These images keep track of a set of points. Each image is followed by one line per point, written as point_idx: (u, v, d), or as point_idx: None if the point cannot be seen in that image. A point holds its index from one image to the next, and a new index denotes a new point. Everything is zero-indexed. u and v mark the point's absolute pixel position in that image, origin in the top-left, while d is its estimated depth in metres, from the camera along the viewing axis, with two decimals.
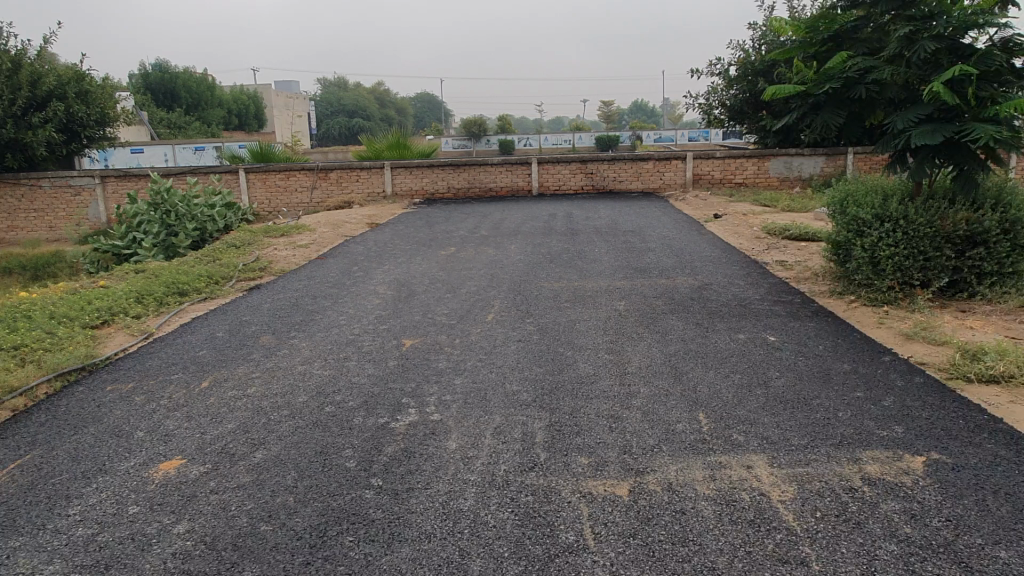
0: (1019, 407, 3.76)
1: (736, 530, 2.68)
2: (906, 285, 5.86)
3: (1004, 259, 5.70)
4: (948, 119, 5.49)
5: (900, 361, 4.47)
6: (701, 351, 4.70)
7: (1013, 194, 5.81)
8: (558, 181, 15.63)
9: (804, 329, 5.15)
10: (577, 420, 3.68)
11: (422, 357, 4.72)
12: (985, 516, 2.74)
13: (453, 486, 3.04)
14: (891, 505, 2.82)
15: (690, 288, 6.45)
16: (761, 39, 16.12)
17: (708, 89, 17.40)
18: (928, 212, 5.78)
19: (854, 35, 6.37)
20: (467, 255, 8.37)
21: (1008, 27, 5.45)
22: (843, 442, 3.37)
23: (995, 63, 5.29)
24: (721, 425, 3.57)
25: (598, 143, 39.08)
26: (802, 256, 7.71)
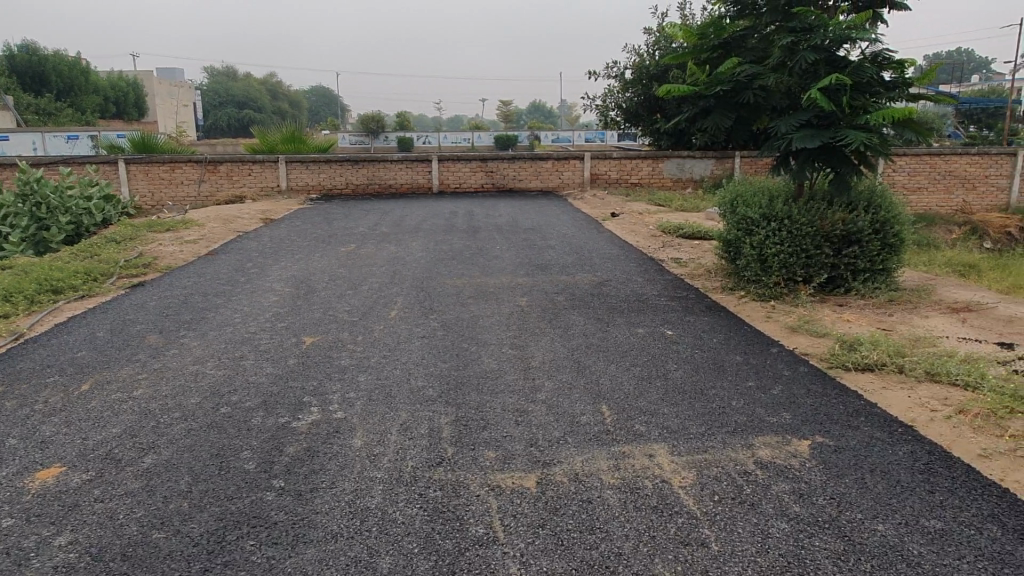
0: (891, 392, 4.07)
1: (641, 515, 2.76)
2: (790, 281, 6.21)
3: (875, 257, 6.17)
4: (825, 125, 5.87)
5: (786, 352, 4.74)
6: (603, 345, 4.81)
7: (882, 197, 6.30)
8: (458, 179, 15.58)
9: (699, 323, 5.37)
10: (483, 415, 3.68)
11: (324, 354, 4.59)
12: (865, 493, 2.94)
13: (359, 484, 2.97)
14: (781, 486, 2.98)
15: (591, 284, 6.59)
16: (655, 45, 16.74)
17: (605, 92, 17.89)
18: (809, 212, 6.16)
19: (741, 44, 6.69)
20: (367, 252, 8.21)
21: (878, 41, 5.87)
22: (737, 429, 3.53)
23: (866, 75, 5.69)
24: (624, 416, 3.67)
25: (498, 142, 39.30)
26: (694, 254, 8.04)
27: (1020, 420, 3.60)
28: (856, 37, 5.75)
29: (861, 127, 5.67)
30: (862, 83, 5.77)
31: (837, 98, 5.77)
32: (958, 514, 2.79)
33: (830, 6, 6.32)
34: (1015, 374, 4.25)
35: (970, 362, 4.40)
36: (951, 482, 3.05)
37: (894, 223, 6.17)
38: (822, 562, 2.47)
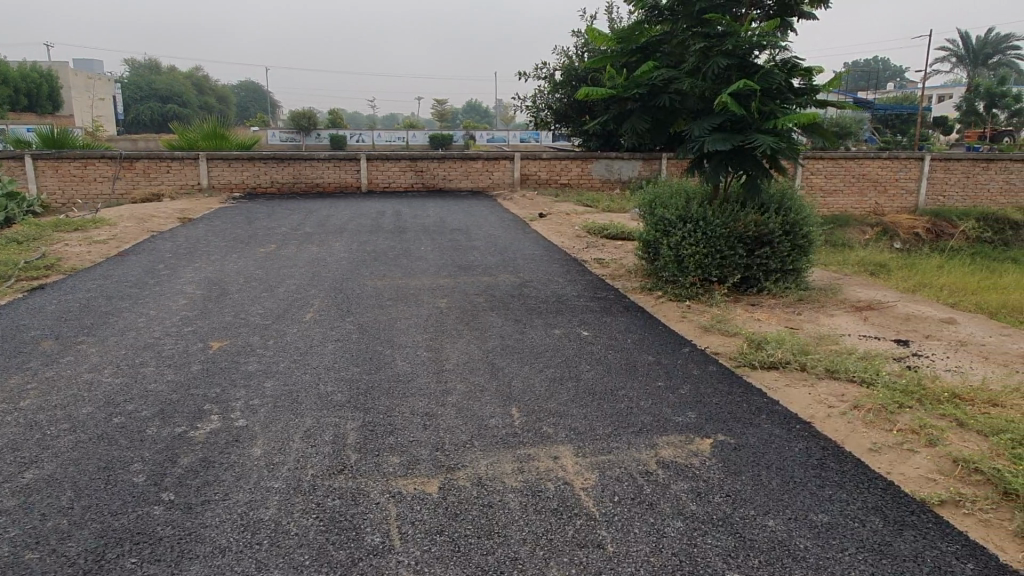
0: (792, 389, 4.21)
1: (539, 519, 2.76)
2: (706, 281, 6.35)
3: (785, 258, 6.38)
4: (738, 129, 6.03)
5: (697, 351, 4.85)
6: (518, 347, 4.82)
7: (792, 199, 6.51)
8: (387, 178, 15.39)
9: (615, 323, 5.44)
10: (390, 419, 3.63)
11: (231, 359, 4.46)
12: (759, 489, 3.02)
13: (255, 495, 2.88)
14: (680, 485, 3.03)
15: (512, 285, 6.61)
16: (584, 47, 16.94)
17: (535, 92, 17.99)
18: (724, 214, 6.31)
19: (659, 48, 6.82)
20: (288, 252, 8.03)
21: (787, 49, 6.08)
22: (642, 429, 3.58)
23: (775, 81, 5.88)
24: (533, 418, 3.68)
25: (433, 142, 39.05)
26: (616, 255, 8.15)
27: (909, 415, 3.77)
28: (766, 45, 5.93)
29: (770, 131, 5.86)
30: (772, 89, 5.96)
31: (748, 103, 5.94)
32: (845, 508, 2.90)
33: (742, 13, 6.51)
34: (908, 369, 4.45)
35: (867, 359, 4.59)
36: (841, 476, 3.17)
37: (803, 224, 6.38)
38: (713, 559, 2.52)
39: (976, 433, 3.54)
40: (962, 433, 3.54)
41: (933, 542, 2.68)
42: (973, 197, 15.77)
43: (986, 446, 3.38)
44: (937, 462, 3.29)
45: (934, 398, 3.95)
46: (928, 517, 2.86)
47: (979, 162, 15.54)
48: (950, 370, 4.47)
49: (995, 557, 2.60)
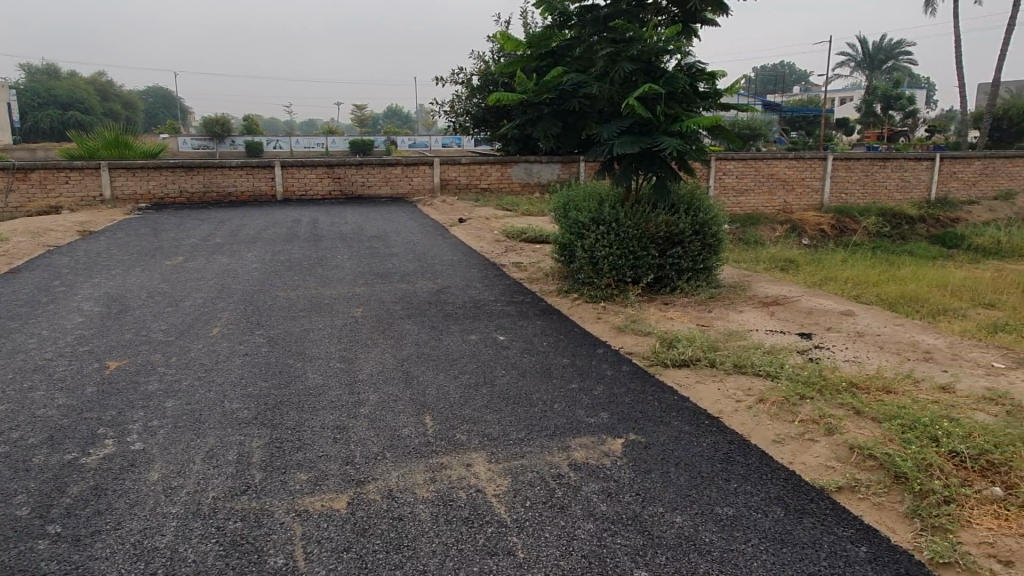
0: (702, 385, 4.32)
1: (449, 529, 2.73)
2: (620, 282, 6.44)
3: (696, 257, 6.55)
4: (645, 132, 6.16)
5: (611, 352, 4.91)
6: (433, 354, 4.77)
7: (701, 199, 6.70)
8: (304, 185, 15.03)
9: (532, 327, 5.46)
10: (299, 435, 3.51)
11: (130, 379, 4.24)
12: (668, 486, 3.07)
13: (150, 523, 2.74)
14: (591, 486, 3.06)
15: (430, 291, 6.55)
16: (500, 52, 17.07)
17: (453, 97, 17.99)
18: (635, 215, 6.42)
19: (569, 53, 6.90)
20: (195, 264, 7.73)
21: (691, 53, 6.26)
22: (555, 432, 3.60)
23: (679, 85, 6.04)
24: (445, 426, 3.64)
25: (352, 148, 38.45)
26: (535, 258, 8.19)
27: (810, 405, 3.92)
28: (670, 50, 6.10)
29: (676, 134, 6.02)
30: (676, 93, 6.12)
31: (654, 106, 6.08)
32: (749, 500, 2.99)
33: (647, 19, 6.66)
34: (810, 361, 4.63)
35: (772, 353, 4.75)
36: (746, 468, 3.27)
37: (712, 223, 6.57)
38: (622, 559, 2.54)
39: (870, 419, 3.71)
40: (858, 420, 3.71)
41: (830, 528, 2.79)
42: (872, 194, 16.60)
43: (880, 432, 3.55)
44: (835, 450, 3.43)
45: (834, 388, 4.11)
46: (827, 504, 2.97)
47: (876, 162, 16.40)
48: (848, 360, 4.67)
49: (886, 539, 2.73)
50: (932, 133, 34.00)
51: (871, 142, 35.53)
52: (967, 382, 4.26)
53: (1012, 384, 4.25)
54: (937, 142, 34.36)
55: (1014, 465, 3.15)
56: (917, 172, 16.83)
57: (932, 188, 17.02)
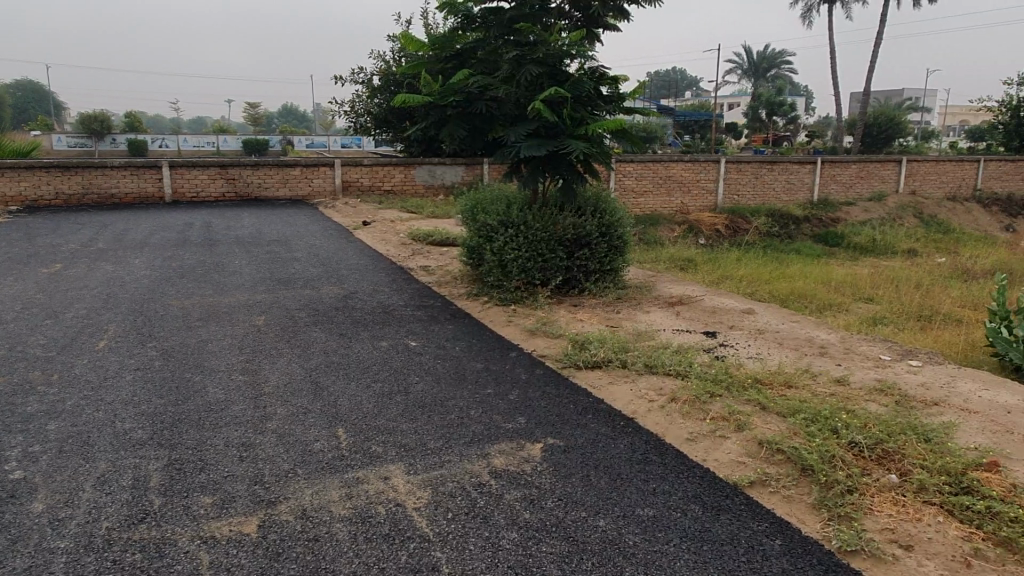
0: (615, 386, 4.37)
1: (369, 547, 2.62)
2: (530, 284, 6.44)
3: (603, 258, 6.65)
4: (552, 135, 6.19)
5: (524, 355, 4.90)
6: (342, 362, 4.61)
7: (607, 202, 6.80)
8: (195, 187, 14.29)
9: (443, 332, 5.38)
10: (201, 454, 3.30)
11: (4, 401, 3.85)
12: (589, 490, 3.07)
13: (34, 561, 2.48)
14: (513, 494, 3.02)
15: (336, 297, 6.34)
16: (401, 52, 16.85)
17: (353, 96, 17.60)
18: (543, 218, 6.44)
19: (474, 55, 6.86)
20: (76, 272, 7.18)
21: (594, 58, 6.36)
22: (473, 439, 3.53)
23: (584, 89, 6.12)
24: (359, 439, 3.50)
25: (246, 148, 36.94)
26: (443, 261, 8.10)
27: (719, 403, 4.03)
28: (574, 54, 6.16)
29: (582, 137, 6.09)
30: (581, 97, 6.19)
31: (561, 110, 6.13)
32: (668, 499, 3.03)
33: (551, 23, 6.71)
34: (716, 359, 4.79)
35: (680, 352, 4.88)
36: (662, 468, 3.32)
37: (618, 225, 6.69)
38: (548, 568, 2.51)
39: (775, 414, 3.86)
40: (764, 416, 3.85)
41: (746, 523, 2.86)
42: (761, 196, 17.45)
43: (785, 427, 3.69)
44: (746, 445, 3.54)
45: (740, 385, 4.26)
46: (741, 499, 3.06)
47: (764, 165, 17.26)
48: (751, 357, 4.86)
49: (798, 531, 2.83)
50: (812, 138, 36.21)
51: (757, 146, 37.41)
52: (859, 375, 4.51)
53: (898, 375, 4.54)
54: (816, 146, 36.61)
55: (906, 452, 3.35)
56: (800, 174, 17.83)
57: (815, 190, 18.08)
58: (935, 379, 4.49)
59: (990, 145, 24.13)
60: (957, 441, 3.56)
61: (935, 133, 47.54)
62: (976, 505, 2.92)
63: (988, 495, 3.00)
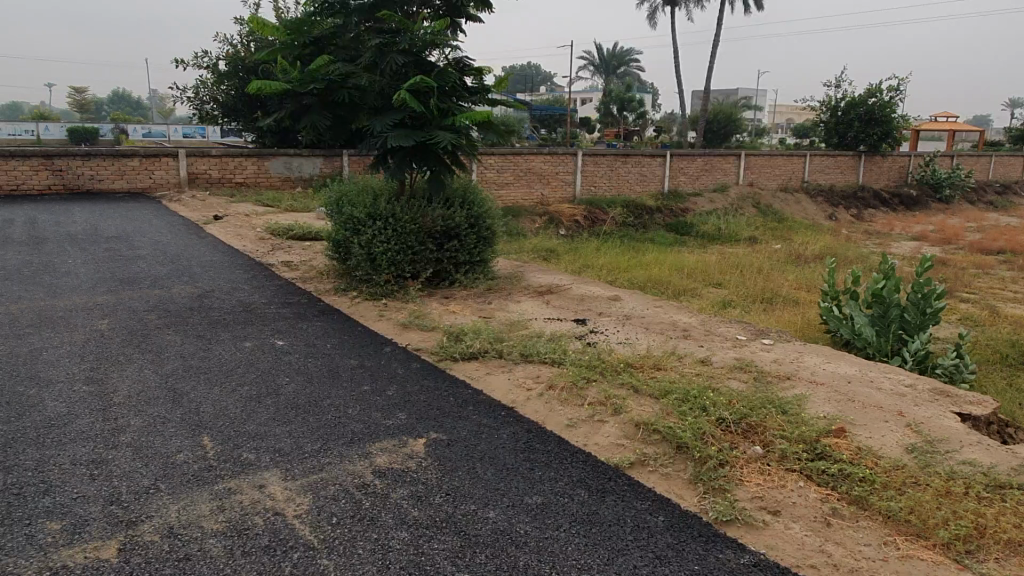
0: (493, 376, 4.37)
1: (250, 561, 2.44)
2: (399, 278, 6.30)
3: (472, 249, 6.63)
4: (418, 126, 6.09)
5: (399, 350, 4.78)
6: (202, 366, 4.29)
7: (474, 193, 6.78)
8: (14, 178, 12.83)
9: (312, 329, 5.15)
10: (43, 477, 2.94)
11: None
12: (476, 483, 3.04)
13: None
14: (399, 492, 2.93)
15: (190, 296, 5.90)
16: (250, 37, 15.98)
17: (196, 82, 16.48)
18: (411, 210, 6.31)
19: (333, 41, 6.59)
20: None
21: (457, 48, 6.28)
22: (353, 439, 3.40)
23: (449, 79, 6.04)
24: (228, 447, 3.27)
25: (71, 137, 33.60)
26: (305, 256, 7.76)
27: (595, 387, 4.14)
28: (437, 43, 6.07)
29: (449, 128, 6.02)
30: (446, 87, 6.13)
31: (426, 100, 6.01)
32: (554, 485, 3.06)
33: (414, 11, 6.58)
34: (589, 346, 4.90)
35: (554, 340, 4.96)
36: (546, 455, 3.35)
37: (486, 217, 6.69)
38: (442, 565, 2.45)
39: (648, 396, 4.01)
40: (638, 398, 3.98)
41: (630, 503, 2.95)
42: (617, 187, 18.14)
43: (658, 407, 3.84)
44: (623, 427, 3.65)
45: (613, 369, 4.39)
46: (623, 480, 3.15)
47: (619, 158, 17.96)
48: (621, 342, 5.02)
49: (678, 506, 2.95)
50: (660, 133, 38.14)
51: (609, 140, 38.86)
52: (720, 354, 4.79)
53: (754, 353, 4.86)
54: (663, 140, 38.58)
55: (767, 424, 3.59)
56: (651, 167, 18.72)
57: (665, 182, 19.05)
58: (786, 355, 4.85)
59: (813, 141, 26.50)
60: (809, 411, 3.86)
61: (767, 129, 51.62)
62: (830, 469, 3.18)
63: (839, 458, 3.28)
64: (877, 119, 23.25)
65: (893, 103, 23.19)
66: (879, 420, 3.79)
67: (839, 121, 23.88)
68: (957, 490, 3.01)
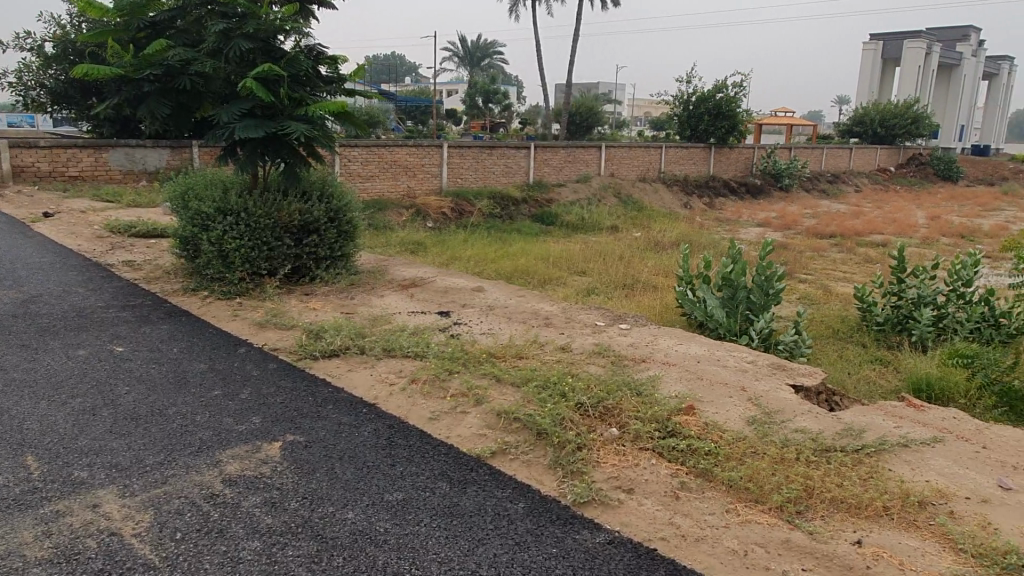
0: (354, 373, 4.26)
1: None
2: (255, 276, 6.01)
3: (333, 244, 6.44)
4: (269, 116, 5.83)
5: (253, 350, 4.56)
6: (27, 379, 3.90)
7: (333, 185, 6.57)
8: None
9: (156, 333, 4.81)
10: None
11: None
12: (334, 483, 2.96)
13: None
14: (251, 500, 2.79)
15: (14, 302, 5.35)
16: (80, 17, 14.67)
17: (19, 66, 14.95)
18: (265, 204, 6.03)
19: (171, 25, 6.16)
20: None
21: (309, 35, 6.06)
22: (201, 447, 3.21)
23: (300, 68, 5.81)
24: (56, 466, 2.99)
25: None
26: (151, 254, 7.25)
27: (457, 379, 4.14)
28: (287, 30, 5.83)
29: (303, 118, 5.80)
30: (299, 76, 5.90)
31: (277, 89, 5.75)
32: (415, 480, 3.03)
33: None
34: (452, 338, 4.89)
35: (417, 333, 4.91)
36: (408, 450, 3.31)
37: (346, 210, 6.50)
38: (296, 572, 2.36)
39: (510, 384, 4.07)
40: (500, 388, 4.02)
41: (491, 492, 2.97)
42: (482, 179, 18.23)
43: (519, 395, 3.89)
44: (485, 418, 3.67)
45: (475, 360, 4.41)
46: (485, 470, 3.17)
47: (484, 149, 18.05)
48: (484, 333, 5.05)
49: (538, 492, 3.01)
50: (525, 125, 38.76)
51: (475, 132, 38.98)
52: (579, 341, 4.93)
53: (612, 338, 5.04)
54: (528, 133, 39.21)
55: (623, 406, 3.74)
56: (515, 159, 18.97)
57: (529, 173, 19.35)
58: (640, 338, 5.07)
59: (668, 134, 27.82)
60: (662, 390, 4.05)
61: (626, 123, 53.69)
62: (679, 445, 3.35)
63: (688, 434, 3.46)
64: (723, 114, 24.77)
65: (737, 98, 24.80)
66: (724, 395, 4.04)
67: (690, 115, 25.23)
68: (790, 456, 3.26)
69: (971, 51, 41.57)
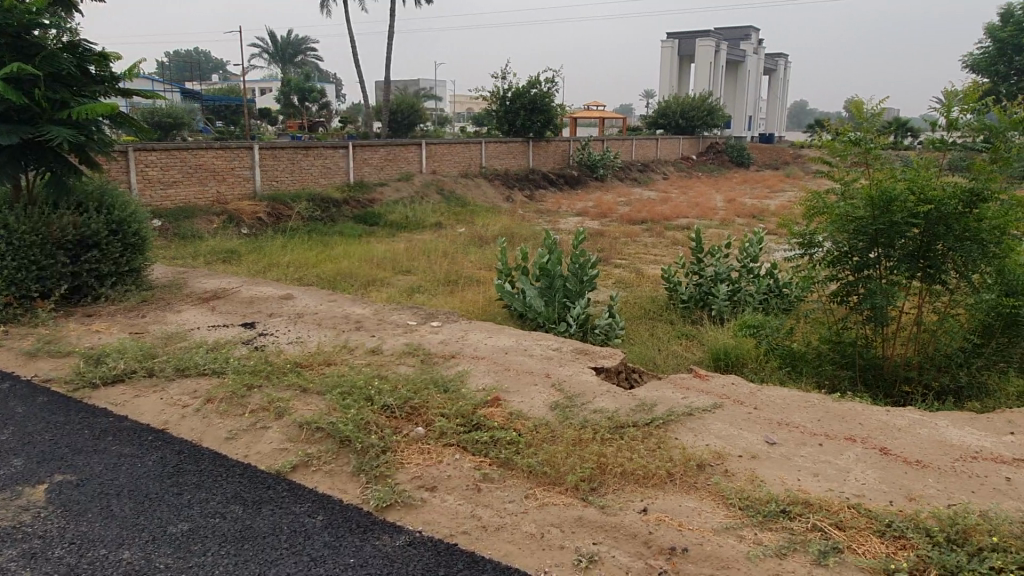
0: (141, 399, 3.93)
1: None
2: (24, 299, 5.37)
3: (119, 259, 5.91)
4: (26, 120, 5.25)
5: (20, 385, 4.07)
6: None
7: (114, 195, 6.04)
8: None
9: None
10: None
11: None
12: (109, 522, 2.71)
13: None
14: (5, 554, 2.49)
15: None
16: None
17: None
18: (31, 219, 5.43)
19: None
20: None
21: (73, 30, 5.52)
22: None
23: (62, 66, 5.28)
24: None
25: None
26: None
27: (258, 393, 3.93)
28: (43, 24, 5.27)
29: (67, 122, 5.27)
30: (61, 75, 5.35)
31: (32, 89, 5.18)
32: (204, 507, 2.85)
33: None
34: (255, 350, 4.66)
35: (216, 349, 4.63)
36: (198, 476, 3.11)
37: (131, 222, 6.00)
38: None
39: (315, 394, 3.93)
40: (304, 398, 3.88)
41: (288, 509, 2.85)
42: (299, 181, 17.56)
43: (323, 403, 3.78)
44: (286, 431, 3.52)
45: (279, 371, 4.23)
46: (283, 487, 3.05)
47: (299, 150, 17.40)
48: (290, 342, 4.86)
49: (339, 502, 2.94)
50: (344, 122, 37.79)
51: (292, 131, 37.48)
52: (390, 342, 4.88)
53: (423, 337, 5.04)
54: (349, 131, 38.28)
55: (429, 404, 3.74)
56: (334, 159, 18.46)
57: (349, 173, 18.90)
58: (451, 335, 5.11)
59: (488, 130, 28.30)
60: (470, 385, 4.10)
61: (448, 119, 53.98)
62: (483, 437, 3.41)
63: (491, 426, 3.52)
64: (538, 108, 25.62)
65: (550, 94, 25.76)
66: (530, 384, 4.16)
67: (507, 110, 25.85)
68: (586, 436, 3.42)
69: (752, 49, 46.02)
